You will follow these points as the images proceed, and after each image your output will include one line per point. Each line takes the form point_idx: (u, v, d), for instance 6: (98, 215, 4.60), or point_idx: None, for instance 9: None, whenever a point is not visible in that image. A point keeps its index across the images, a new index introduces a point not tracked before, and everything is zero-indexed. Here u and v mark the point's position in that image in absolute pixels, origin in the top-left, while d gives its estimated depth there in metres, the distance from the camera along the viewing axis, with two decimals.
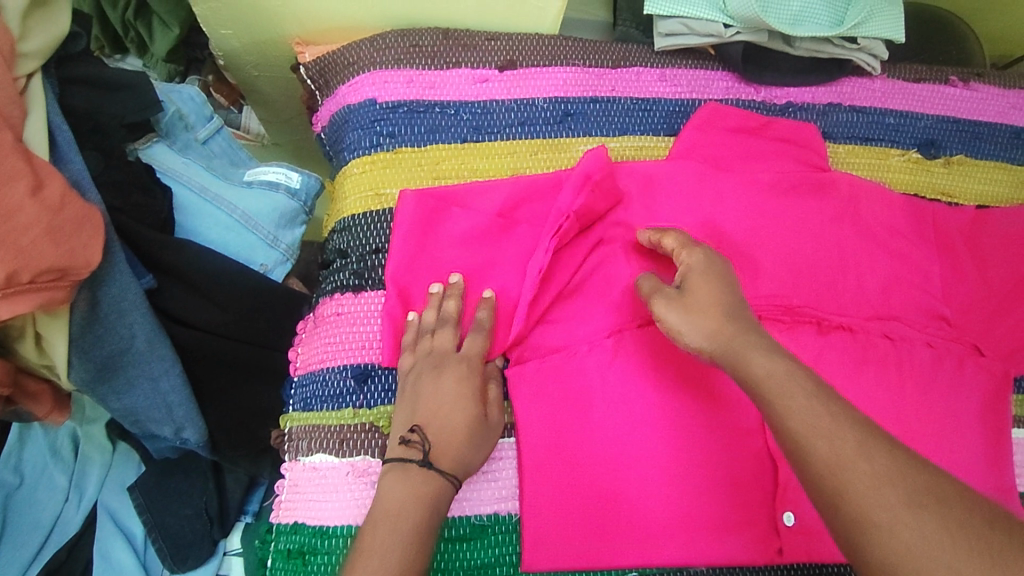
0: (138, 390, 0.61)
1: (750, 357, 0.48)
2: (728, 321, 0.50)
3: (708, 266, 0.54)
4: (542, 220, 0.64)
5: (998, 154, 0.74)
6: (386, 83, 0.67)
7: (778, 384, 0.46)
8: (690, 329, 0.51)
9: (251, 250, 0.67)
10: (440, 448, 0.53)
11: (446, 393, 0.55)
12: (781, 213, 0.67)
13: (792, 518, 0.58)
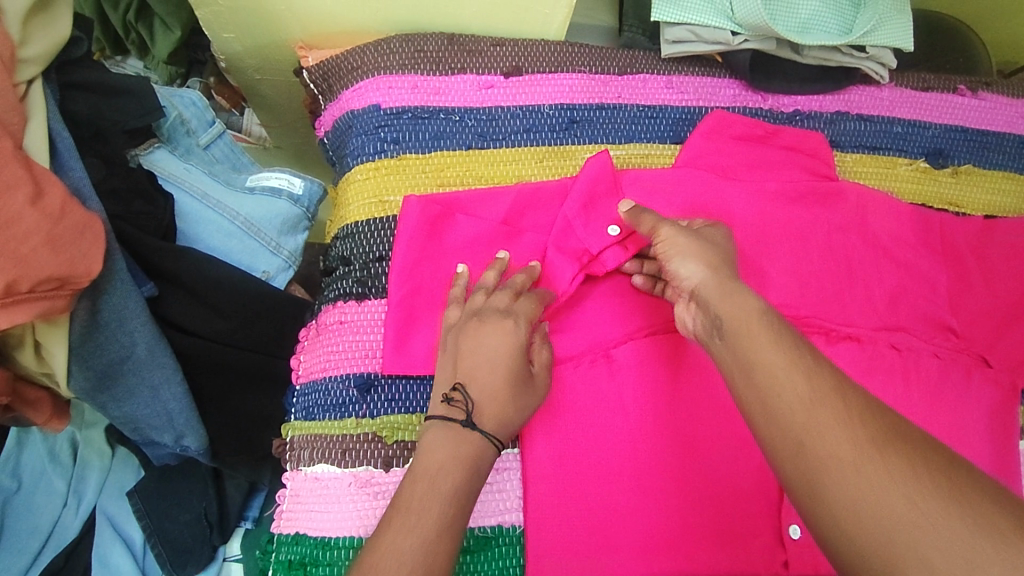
0: (139, 398, 0.60)
1: (739, 297, 0.47)
2: (722, 265, 0.51)
3: (713, 234, 0.56)
4: (543, 227, 0.64)
5: (1006, 163, 0.74)
6: (391, 89, 0.66)
7: (757, 334, 0.44)
8: (688, 256, 0.52)
9: (253, 257, 0.66)
10: (485, 405, 0.50)
11: (490, 349, 0.52)
12: (787, 222, 0.66)
13: (798, 531, 0.57)
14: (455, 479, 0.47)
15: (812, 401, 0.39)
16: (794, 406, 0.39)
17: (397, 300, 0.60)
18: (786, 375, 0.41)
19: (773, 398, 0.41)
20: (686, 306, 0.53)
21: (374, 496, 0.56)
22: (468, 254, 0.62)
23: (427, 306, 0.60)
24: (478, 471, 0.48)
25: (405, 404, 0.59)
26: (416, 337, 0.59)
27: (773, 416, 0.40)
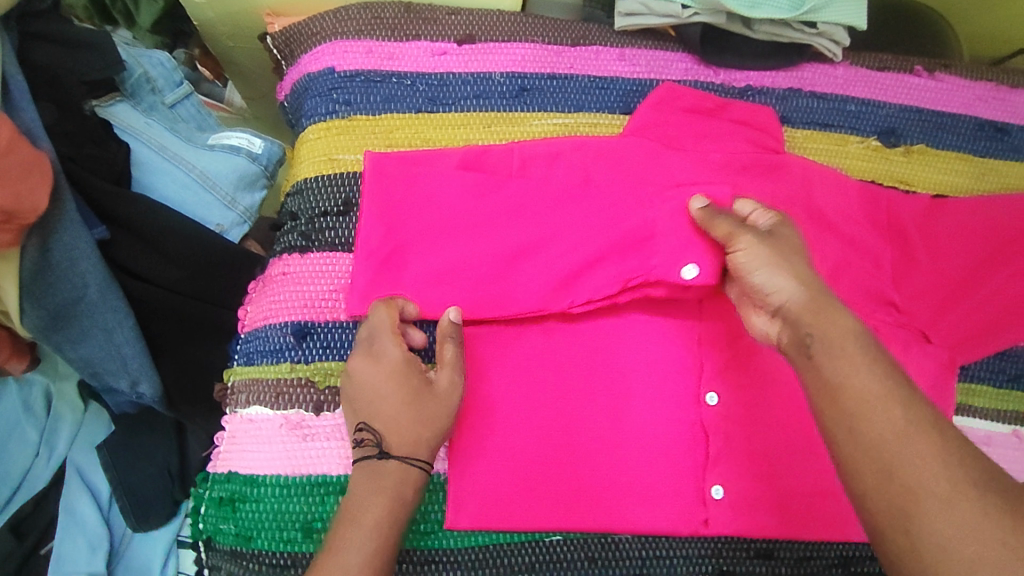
0: (92, 340, 0.63)
1: (833, 315, 0.48)
2: (806, 278, 0.51)
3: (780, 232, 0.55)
4: (499, 188, 0.64)
5: (960, 145, 0.74)
6: (346, 53, 0.68)
7: (848, 347, 0.46)
8: (772, 271, 0.51)
9: (207, 209, 0.69)
10: (391, 436, 0.52)
11: (374, 383, 0.54)
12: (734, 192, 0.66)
13: (720, 491, 0.60)
14: (375, 514, 0.49)
15: (898, 434, 0.42)
16: (877, 431, 0.43)
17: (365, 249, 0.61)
18: (871, 405, 0.44)
19: (855, 423, 0.44)
20: (767, 318, 0.53)
21: (305, 437, 0.59)
22: (446, 206, 0.63)
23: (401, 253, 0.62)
24: (404, 496, 0.50)
25: (339, 352, 0.61)
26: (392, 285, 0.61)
27: (855, 433, 0.43)
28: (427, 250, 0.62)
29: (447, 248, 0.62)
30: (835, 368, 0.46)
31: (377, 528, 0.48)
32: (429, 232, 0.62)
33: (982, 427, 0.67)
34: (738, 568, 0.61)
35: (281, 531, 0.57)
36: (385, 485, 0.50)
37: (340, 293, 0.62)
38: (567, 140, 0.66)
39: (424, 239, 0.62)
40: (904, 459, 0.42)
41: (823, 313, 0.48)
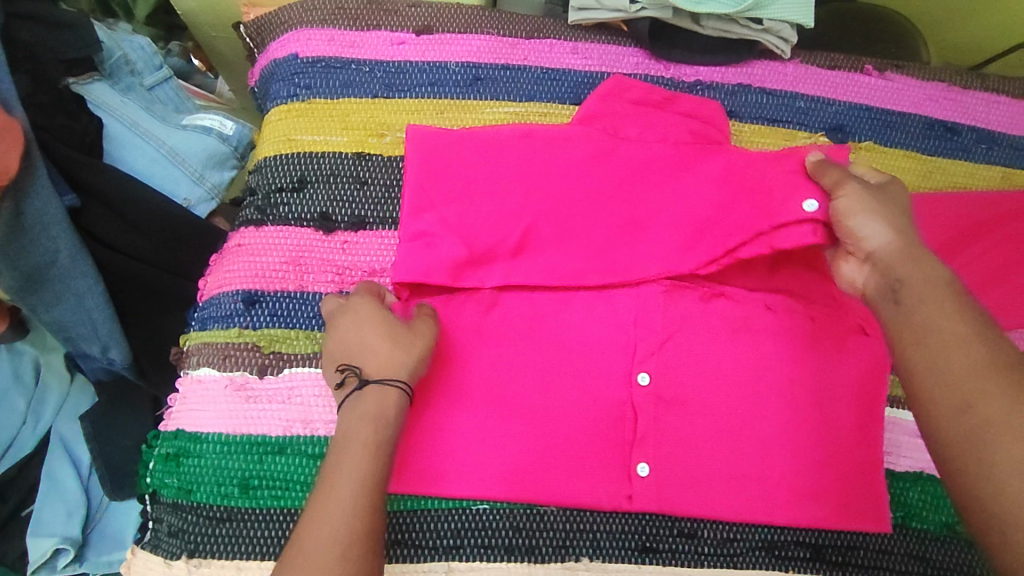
0: (65, 304, 0.67)
1: (925, 266, 0.51)
2: (906, 232, 0.54)
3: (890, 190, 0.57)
4: (512, 164, 0.66)
5: (908, 143, 0.75)
6: (309, 40, 0.72)
7: (940, 299, 0.49)
8: (874, 221, 0.54)
9: (175, 183, 0.73)
10: (369, 366, 0.55)
11: (354, 329, 0.58)
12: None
13: (646, 469, 0.62)
14: (362, 438, 0.52)
15: (969, 374, 0.44)
16: (953, 369, 0.45)
17: (440, 236, 0.64)
18: (945, 348, 0.46)
19: (935, 366, 0.46)
20: (858, 265, 0.56)
21: (248, 398, 0.62)
22: (507, 180, 0.66)
23: (487, 230, 0.65)
24: (385, 414, 0.53)
25: (285, 319, 0.64)
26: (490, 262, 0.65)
27: (935, 376, 0.46)
28: (490, 207, 0.65)
29: (503, 205, 0.65)
30: (931, 318, 0.48)
31: (365, 452, 0.51)
32: (489, 191, 0.65)
33: None
34: (662, 545, 0.62)
35: (219, 486, 0.60)
36: (368, 409, 0.53)
37: (289, 265, 0.65)
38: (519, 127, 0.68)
39: (482, 198, 0.65)
40: (975, 398, 0.43)
41: (915, 263, 0.51)
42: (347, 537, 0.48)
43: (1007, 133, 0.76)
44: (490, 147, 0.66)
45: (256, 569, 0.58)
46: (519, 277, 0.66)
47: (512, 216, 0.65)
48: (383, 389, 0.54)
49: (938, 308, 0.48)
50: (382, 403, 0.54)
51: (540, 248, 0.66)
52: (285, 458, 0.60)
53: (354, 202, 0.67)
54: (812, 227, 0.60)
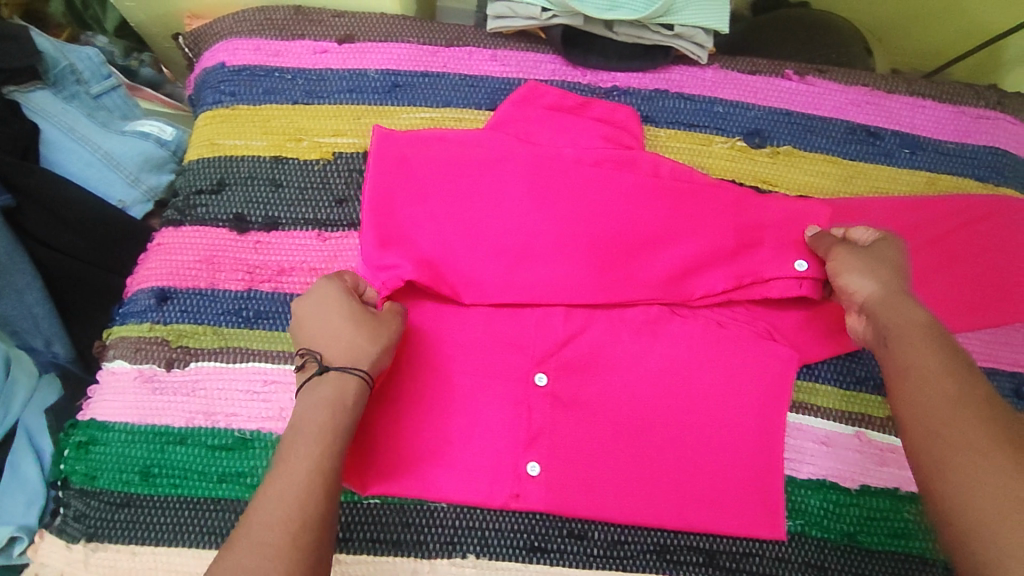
0: (5, 300, 0.69)
1: (904, 308, 0.55)
2: (891, 281, 0.58)
3: (887, 245, 0.61)
4: (468, 179, 0.68)
5: (829, 147, 0.74)
6: (237, 50, 0.75)
7: (915, 337, 0.53)
8: (859, 273, 0.60)
9: (110, 185, 0.77)
10: (331, 352, 0.56)
11: (320, 316, 0.58)
12: (582, 179, 0.68)
13: (536, 468, 0.63)
14: (318, 422, 0.52)
15: (943, 401, 0.48)
16: (927, 399, 0.48)
17: (411, 265, 0.64)
18: (922, 379, 0.50)
19: (913, 398, 0.49)
20: (857, 318, 0.60)
21: (155, 389, 0.64)
22: (476, 199, 0.67)
23: (459, 253, 0.66)
24: (344, 402, 0.53)
25: (195, 315, 0.67)
26: (474, 283, 0.66)
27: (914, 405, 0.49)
28: (454, 231, 0.66)
29: (466, 225, 0.66)
30: (911, 354, 0.52)
31: (318, 437, 0.51)
32: (450, 212, 0.67)
33: (821, 426, 0.67)
34: (550, 546, 0.62)
35: (121, 473, 0.62)
36: (326, 396, 0.54)
37: (202, 263, 0.68)
38: (430, 132, 0.70)
39: (446, 220, 0.66)
40: (941, 420, 0.47)
41: (893, 307, 0.56)
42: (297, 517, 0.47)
43: (932, 139, 0.75)
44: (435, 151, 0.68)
45: (151, 552, 0.60)
46: (492, 297, 0.67)
47: (479, 236, 0.67)
48: (346, 377, 0.55)
49: (914, 345, 0.52)
50: (341, 392, 0.54)
51: (519, 269, 0.67)
52: (185, 448, 0.63)
53: (268, 203, 0.70)
54: (797, 282, 0.66)
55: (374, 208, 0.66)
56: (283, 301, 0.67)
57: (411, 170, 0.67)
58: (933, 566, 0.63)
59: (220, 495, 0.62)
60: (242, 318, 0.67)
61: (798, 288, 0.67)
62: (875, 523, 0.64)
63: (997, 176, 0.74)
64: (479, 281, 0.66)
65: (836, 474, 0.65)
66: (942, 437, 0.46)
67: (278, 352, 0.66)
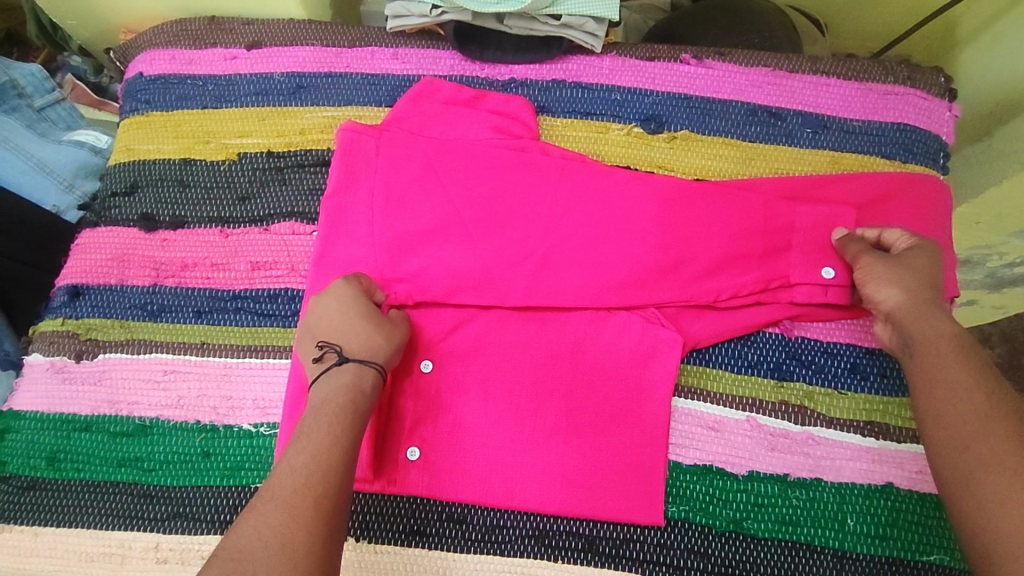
0: None
1: (933, 322, 0.58)
2: (920, 292, 0.60)
3: (920, 252, 0.62)
4: (447, 180, 0.69)
5: (728, 130, 0.74)
6: (153, 60, 0.80)
7: (944, 353, 0.56)
8: (888, 282, 0.61)
9: (45, 192, 0.81)
10: (351, 345, 0.59)
11: (337, 311, 0.61)
12: (474, 164, 0.69)
13: (416, 453, 0.64)
14: (339, 402, 0.56)
15: (977, 416, 0.51)
16: (957, 413, 0.52)
17: (423, 276, 0.66)
18: (955, 393, 0.53)
19: (943, 412, 0.53)
20: (883, 324, 0.62)
21: (64, 379, 0.69)
22: (477, 203, 0.68)
23: (461, 258, 0.67)
24: (361, 389, 0.57)
25: (104, 309, 0.71)
26: (488, 292, 0.66)
27: (943, 418, 0.53)
28: (446, 237, 0.67)
29: (446, 228, 0.67)
30: (937, 371, 0.55)
31: (340, 417, 0.54)
32: (443, 218, 0.68)
33: (711, 411, 0.66)
34: (430, 530, 0.63)
35: (30, 458, 0.66)
36: (343, 386, 0.57)
37: (113, 261, 0.72)
38: (375, 139, 0.70)
39: (441, 228, 0.67)
40: (970, 434, 0.51)
41: (922, 322, 0.58)
42: (311, 487, 0.50)
43: (836, 117, 0.74)
44: (422, 157, 0.69)
45: (51, 533, 0.64)
46: (507, 297, 0.66)
47: (478, 240, 0.67)
48: (363, 367, 0.58)
49: (942, 363, 0.55)
50: (356, 383, 0.57)
51: (523, 272, 0.67)
52: (89, 434, 0.66)
53: (176, 203, 0.74)
54: (822, 289, 0.66)
55: (346, 223, 0.68)
56: (185, 295, 0.71)
57: (404, 182, 0.69)
58: (822, 556, 0.61)
59: (119, 479, 0.65)
60: (147, 311, 0.70)
61: (825, 296, 0.66)
62: (763, 510, 0.63)
63: (904, 153, 0.73)
64: (484, 288, 0.66)
65: (721, 459, 0.65)
66: (966, 450, 0.50)
67: (179, 343, 0.69)
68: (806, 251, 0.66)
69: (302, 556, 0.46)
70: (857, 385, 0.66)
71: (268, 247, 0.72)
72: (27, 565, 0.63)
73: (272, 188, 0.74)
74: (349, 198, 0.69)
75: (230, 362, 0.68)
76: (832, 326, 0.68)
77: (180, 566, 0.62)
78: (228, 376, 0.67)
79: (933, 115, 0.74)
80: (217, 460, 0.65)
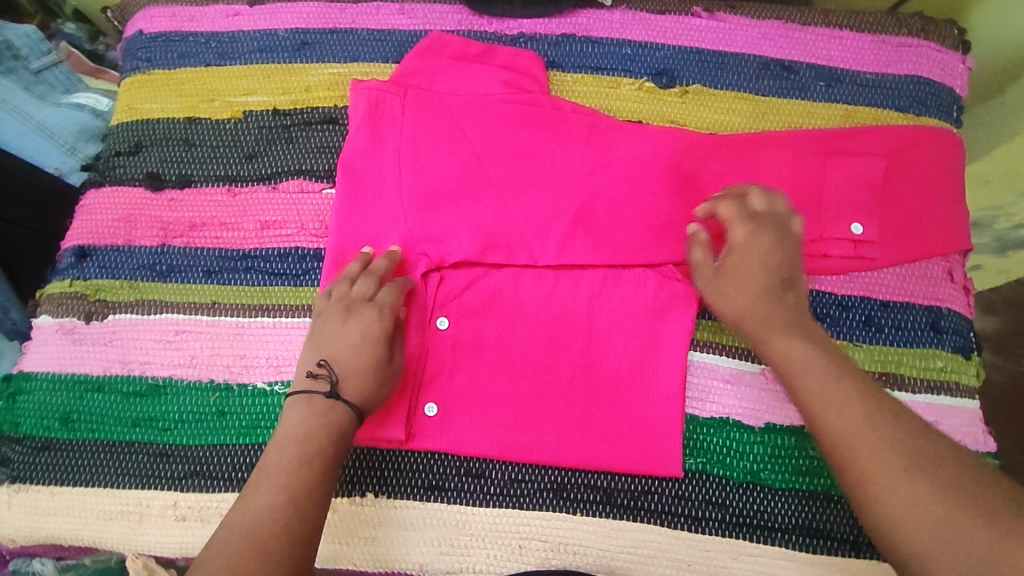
0: None
1: (785, 330, 0.56)
2: (765, 296, 0.58)
3: (764, 247, 0.59)
4: (475, 140, 0.70)
5: (741, 84, 0.74)
6: (154, 18, 0.78)
7: (812, 357, 0.54)
8: (731, 294, 0.59)
9: (46, 154, 0.80)
10: (347, 384, 0.58)
11: (353, 339, 0.59)
12: (496, 123, 0.70)
13: (433, 409, 0.64)
14: (322, 443, 0.55)
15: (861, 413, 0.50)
16: (847, 412, 0.50)
17: (454, 234, 0.67)
18: (835, 393, 0.51)
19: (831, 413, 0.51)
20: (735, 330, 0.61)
21: (75, 340, 0.68)
22: (506, 164, 0.69)
23: (490, 216, 0.68)
24: (337, 436, 0.56)
25: (112, 270, 0.70)
26: (516, 249, 0.67)
27: (831, 417, 0.51)
28: (476, 198, 0.68)
29: (476, 187, 0.69)
30: (807, 371, 0.53)
31: (321, 457, 0.54)
32: (472, 178, 0.69)
33: (726, 364, 0.66)
34: (448, 485, 0.63)
35: (42, 419, 0.66)
36: (321, 422, 0.56)
37: (120, 221, 0.71)
38: (399, 98, 0.70)
39: (471, 188, 0.68)
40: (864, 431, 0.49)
41: (777, 329, 0.56)
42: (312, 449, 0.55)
43: (849, 70, 0.74)
44: (449, 117, 0.70)
45: (68, 492, 0.64)
46: (529, 254, 0.67)
47: (506, 198, 0.68)
48: (345, 414, 0.57)
49: (811, 364, 0.53)
50: (332, 426, 0.56)
51: (552, 229, 0.67)
52: (101, 394, 0.66)
53: (181, 161, 0.73)
54: (852, 245, 0.67)
55: (368, 182, 0.69)
56: (194, 255, 0.70)
57: (432, 141, 0.70)
58: (838, 505, 0.62)
59: (134, 439, 0.65)
60: (156, 272, 0.69)
61: (855, 251, 0.67)
62: (779, 462, 0.63)
63: (918, 107, 0.72)
64: (513, 245, 0.67)
65: (738, 412, 0.65)
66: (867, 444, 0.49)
67: (190, 303, 0.68)
68: (835, 207, 0.68)
69: (298, 526, 0.51)
70: (873, 337, 0.66)
71: (276, 206, 0.71)
72: (46, 523, 0.64)
73: (279, 147, 0.73)
74: (375, 158, 0.70)
75: (243, 321, 0.67)
76: (847, 279, 0.68)
77: (200, 523, 0.62)
78: (241, 336, 0.67)
79: (948, 68, 0.74)
80: (233, 418, 0.65)
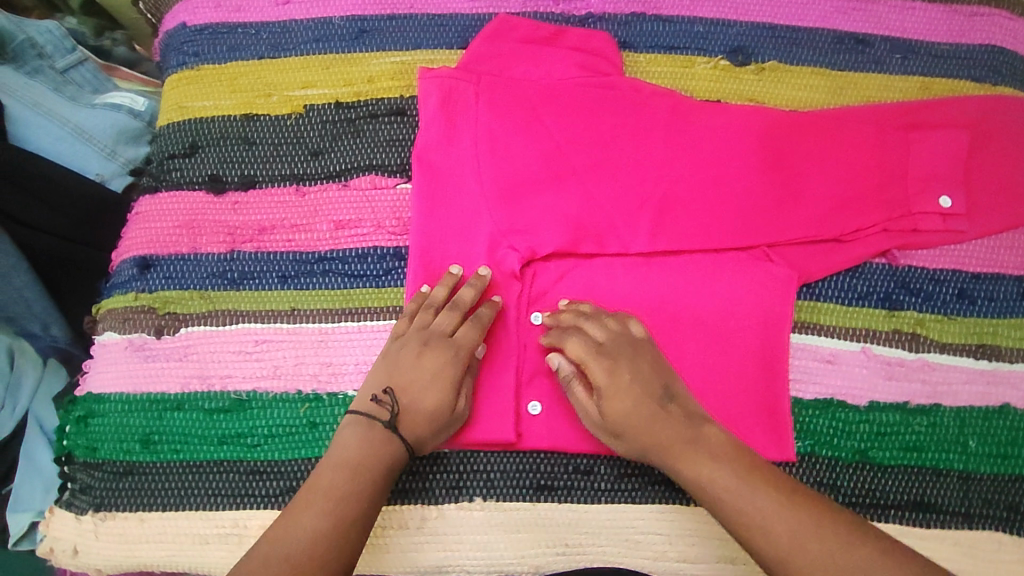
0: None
1: (690, 458, 0.53)
2: (662, 421, 0.55)
3: (636, 364, 0.57)
4: (555, 126, 0.67)
5: (817, 59, 0.72)
6: (196, 8, 0.73)
7: (724, 481, 0.52)
8: (626, 425, 0.55)
9: (86, 159, 0.75)
10: (408, 426, 0.56)
11: (425, 375, 0.57)
12: (575, 107, 0.67)
13: (537, 407, 0.62)
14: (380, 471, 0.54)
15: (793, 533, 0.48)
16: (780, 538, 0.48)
17: (540, 226, 0.64)
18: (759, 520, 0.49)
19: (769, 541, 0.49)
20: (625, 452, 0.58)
21: (147, 358, 0.64)
22: (589, 150, 0.66)
23: (578, 204, 0.65)
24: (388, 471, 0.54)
25: (179, 281, 0.66)
26: (606, 238, 0.65)
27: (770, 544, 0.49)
28: (560, 187, 0.65)
29: (559, 175, 0.66)
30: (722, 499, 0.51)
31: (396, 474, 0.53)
32: (556, 165, 0.66)
33: (827, 345, 0.65)
34: (558, 483, 0.62)
35: (122, 442, 0.62)
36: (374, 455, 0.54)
37: (182, 228, 0.67)
38: (471, 86, 0.67)
39: (555, 176, 0.66)
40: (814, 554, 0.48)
41: (688, 461, 0.53)
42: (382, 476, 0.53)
43: (924, 42, 0.73)
44: (525, 103, 0.67)
45: (158, 517, 0.60)
46: (619, 242, 0.65)
47: (592, 186, 0.66)
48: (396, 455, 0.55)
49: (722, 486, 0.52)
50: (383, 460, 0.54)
51: (642, 216, 0.65)
52: (182, 413, 0.62)
53: (242, 162, 0.68)
54: (942, 218, 0.66)
55: (446, 175, 0.66)
56: (265, 260, 0.66)
57: (509, 129, 0.66)
58: (946, 478, 0.62)
59: (221, 458, 0.61)
60: (228, 280, 0.66)
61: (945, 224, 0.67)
62: (886, 439, 0.63)
63: (994, 76, 0.72)
64: (603, 234, 0.65)
65: (842, 393, 0.64)
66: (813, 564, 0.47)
67: (268, 312, 0.65)
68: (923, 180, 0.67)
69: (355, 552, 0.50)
70: (967, 310, 0.67)
71: (350, 204, 0.67)
72: (137, 551, 0.60)
73: (346, 141, 0.69)
74: (450, 150, 0.66)
75: (327, 327, 0.64)
76: (938, 253, 0.68)
77: None
78: (326, 342, 0.64)
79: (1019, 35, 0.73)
80: (325, 430, 0.62)
